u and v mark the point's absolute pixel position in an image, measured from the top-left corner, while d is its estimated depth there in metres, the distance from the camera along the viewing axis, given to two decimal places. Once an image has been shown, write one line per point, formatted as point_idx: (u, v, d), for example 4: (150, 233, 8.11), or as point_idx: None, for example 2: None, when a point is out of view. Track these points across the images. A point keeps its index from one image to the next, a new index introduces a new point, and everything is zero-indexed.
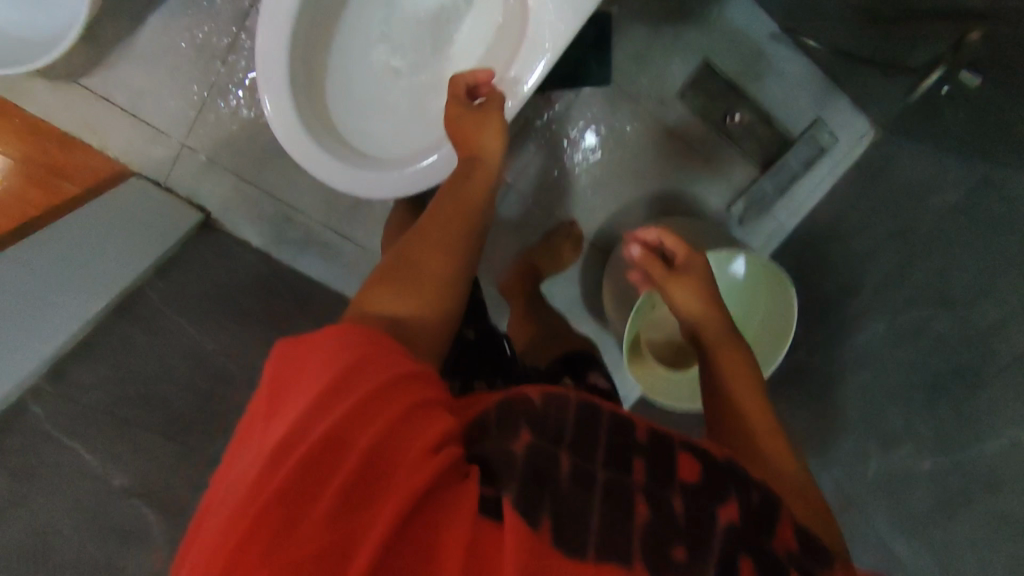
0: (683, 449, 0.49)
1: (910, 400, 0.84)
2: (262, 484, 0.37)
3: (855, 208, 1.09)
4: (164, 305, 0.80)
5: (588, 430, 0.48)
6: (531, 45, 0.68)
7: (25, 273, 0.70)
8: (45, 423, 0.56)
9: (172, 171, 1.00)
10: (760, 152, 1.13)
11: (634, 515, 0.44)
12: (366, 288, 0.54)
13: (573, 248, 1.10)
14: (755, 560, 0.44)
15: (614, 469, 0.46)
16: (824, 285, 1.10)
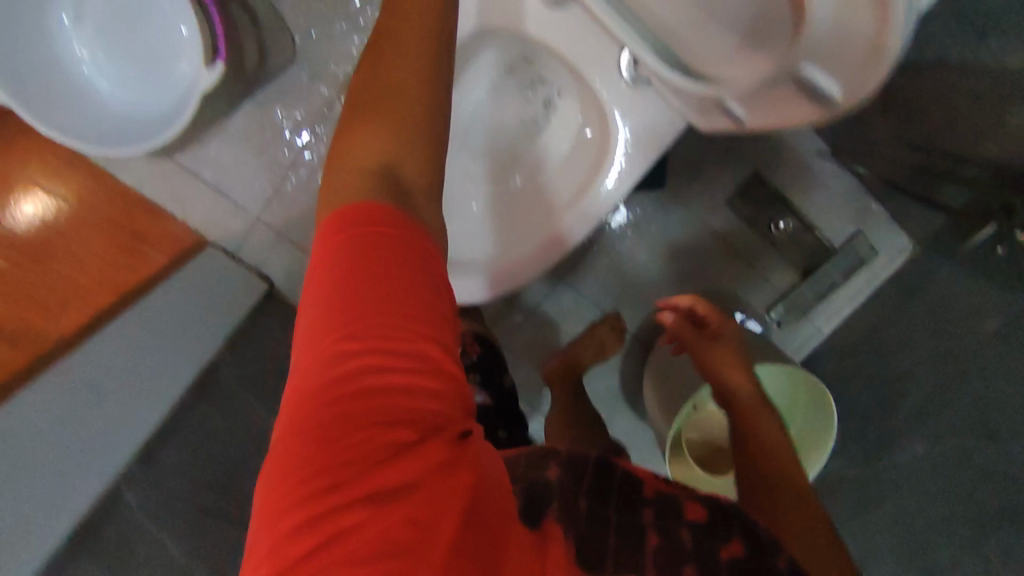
0: (691, 498, 0.51)
1: (955, 534, 0.86)
2: (324, 438, 0.36)
3: (888, 323, 1.11)
4: (237, 386, 0.87)
5: (602, 478, 0.52)
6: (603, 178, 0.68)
7: (113, 356, 0.75)
8: (137, 513, 0.63)
9: (244, 244, 1.05)
10: (802, 260, 1.15)
11: (642, 549, 0.46)
12: (351, 109, 0.45)
13: (616, 341, 1.12)
14: None
15: (625, 514, 0.49)
16: (864, 390, 1.11)
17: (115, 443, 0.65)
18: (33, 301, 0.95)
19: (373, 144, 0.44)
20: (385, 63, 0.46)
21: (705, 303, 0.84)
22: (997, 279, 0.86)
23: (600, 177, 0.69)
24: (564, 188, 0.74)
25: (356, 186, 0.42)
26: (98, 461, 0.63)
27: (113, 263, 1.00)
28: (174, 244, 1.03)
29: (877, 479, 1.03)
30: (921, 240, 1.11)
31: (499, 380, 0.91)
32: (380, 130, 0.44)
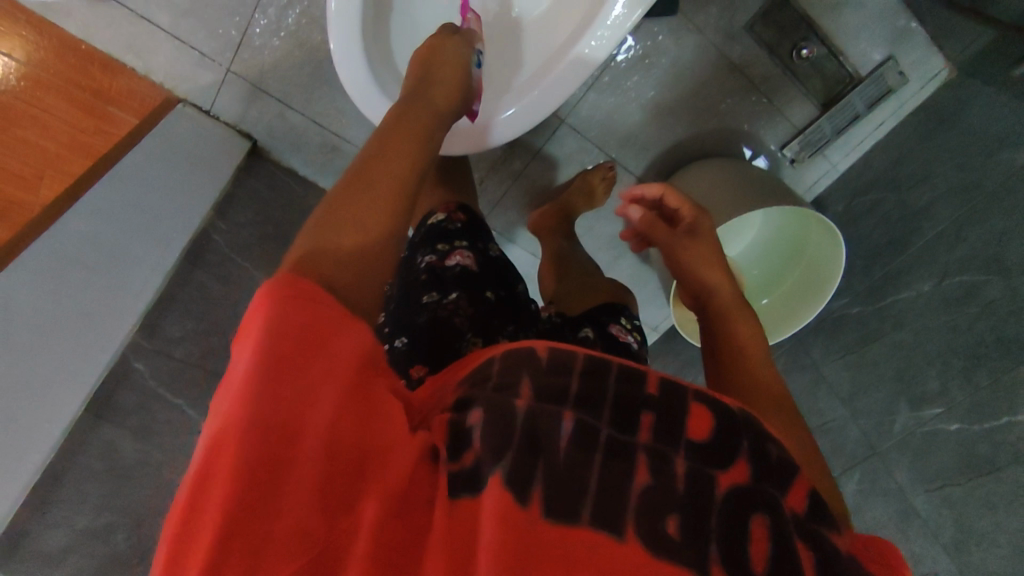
0: (697, 403, 0.51)
1: (947, 364, 0.91)
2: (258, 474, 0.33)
3: (909, 155, 1.06)
4: (232, 250, 0.85)
5: (591, 381, 0.50)
6: (597, 24, 0.64)
7: (108, 223, 0.70)
8: (149, 380, 0.66)
9: (217, 98, 0.99)
10: (823, 90, 1.06)
11: (635, 475, 0.46)
12: (333, 195, 0.45)
13: (607, 189, 1.07)
14: (749, 463, 0.48)
15: (618, 428, 0.48)
16: (876, 233, 1.08)
17: (119, 315, 0.66)
18: (14, 175, 0.80)
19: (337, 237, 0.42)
20: (358, 203, 0.44)
21: (674, 194, 0.77)
22: None
23: (599, 17, 0.64)
24: (567, 26, 0.71)
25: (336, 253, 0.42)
26: (96, 331, 0.63)
27: (82, 127, 0.90)
28: (144, 105, 0.95)
29: (880, 316, 1.03)
30: (960, 62, 0.99)
31: (481, 245, 0.86)
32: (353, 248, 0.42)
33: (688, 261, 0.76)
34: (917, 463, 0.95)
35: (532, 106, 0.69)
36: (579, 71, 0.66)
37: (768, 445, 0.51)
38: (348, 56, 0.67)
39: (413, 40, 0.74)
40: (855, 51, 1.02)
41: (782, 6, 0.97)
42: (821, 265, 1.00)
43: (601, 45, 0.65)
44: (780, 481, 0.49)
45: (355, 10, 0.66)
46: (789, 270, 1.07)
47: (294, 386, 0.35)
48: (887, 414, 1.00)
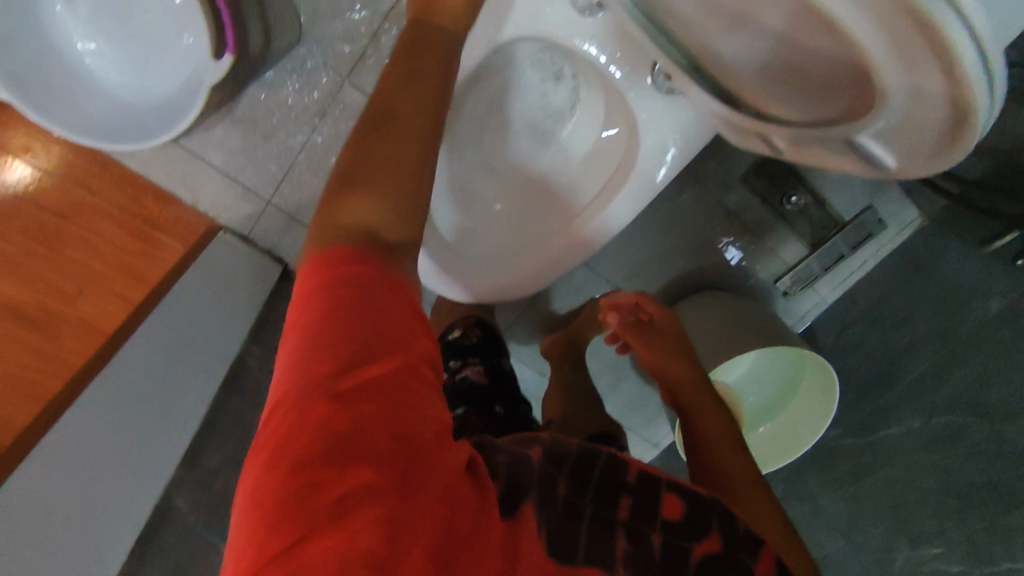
0: (670, 488, 0.55)
1: (943, 504, 0.95)
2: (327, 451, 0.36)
3: (894, 293, 1.14)
4: (264, 376, 0.89)
5: (583, 463, 0.55)
6: (613, 201, 0.73)
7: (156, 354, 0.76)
8: (186, 517, 0.69)
9: (255, 227, 1.06)
10: (811, 233, 1.15)
11: (616, 543, 0.51)
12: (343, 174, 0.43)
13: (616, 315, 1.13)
14: (721, 537, 0.53)
15: (602, 502, 0.53)
16: (864, 367, 1.15)
17: (157, 446, 0.70)
18: (56, 289, 0.93)
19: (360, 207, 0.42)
20: (372, 177, 0.42)
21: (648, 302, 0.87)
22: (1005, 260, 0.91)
23: (614, 197, 0.73)
24: (584, 190, 0.79)
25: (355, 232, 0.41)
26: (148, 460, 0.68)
27: (127, 251, 0.98)
28: (187, 233, 1.02)
29: (873, 449, 1.08)
30: (930, 215, 1.11)
31: (495, 360, 0.92)
32: (365, 210, 0.41)
33: (656, 357, 0.82)
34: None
35: (552, 261, 0.77)
36: (604, 228, 0.74)
37: (739, 522, 0.55)
38: None
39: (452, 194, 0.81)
40: (838, 201, 1.14)
41: (773, 160, 1.07)
42: (814, 400, 1.06)
43: (618, 219, 0.73)
44: (748, 551, 0.54)
45: None
46: (785, 402, 1.13)
47: (361, 371, 0.37)
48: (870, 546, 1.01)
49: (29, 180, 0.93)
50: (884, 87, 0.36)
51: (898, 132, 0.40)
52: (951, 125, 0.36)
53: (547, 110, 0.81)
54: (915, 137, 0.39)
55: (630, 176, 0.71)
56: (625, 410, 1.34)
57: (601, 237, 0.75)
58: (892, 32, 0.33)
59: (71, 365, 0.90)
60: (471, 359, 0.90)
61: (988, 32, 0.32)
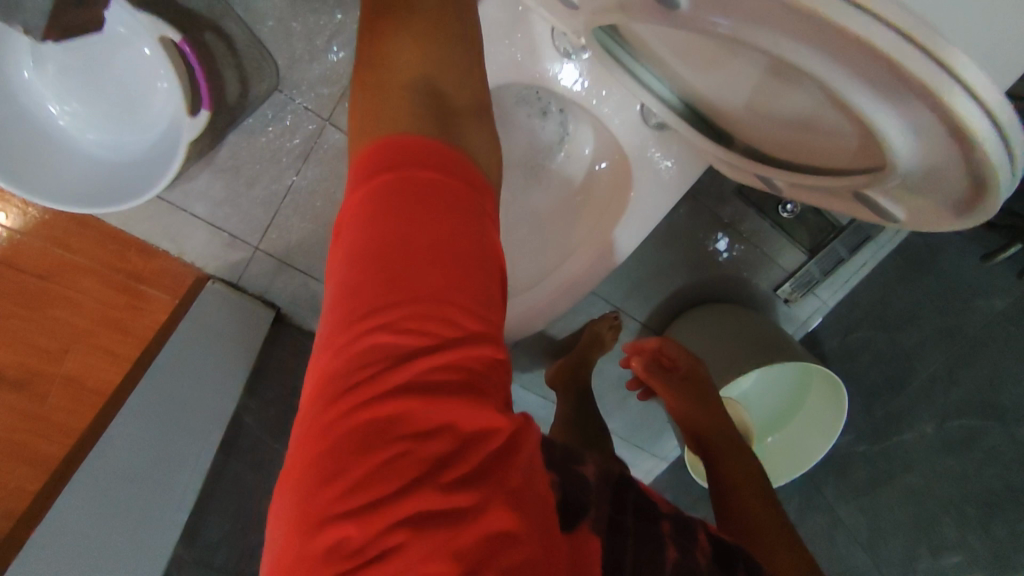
0: (719, 535, 0.52)
1: None
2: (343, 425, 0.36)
3: (895, 297, 1.12)
4: (263, 431, 0.87)
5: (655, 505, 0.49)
6: (616, 229, 0.70)
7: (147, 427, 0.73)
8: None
9: (244, 273, 1.04)
10: (808, 239, 1.15)
11: None
12: (376, 41, 0.43)
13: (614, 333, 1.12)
14: None
15: (678, 538, 0.47)
16: (873, 369, 1.13)
17: (158, 524, 0.67)
18: (40, 348, 0.96)
19: (405, 58, 0.42)
20: (406, 46, 0.42)
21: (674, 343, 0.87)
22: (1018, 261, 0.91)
23: (617, 225, 0.70)
24: (580, 220, 0.77)
25: (400, 108, 0.41)
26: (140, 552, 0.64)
27: (114, 305, 0.99)
28: (180, 284, 1.02)
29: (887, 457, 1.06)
30: None
31: None
32: (412, 59, 0.42)
33: (682, 403, 0.83)
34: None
35: (558, 295, 0.75)
36: (604, 262, 0.72)
37: None
38: None
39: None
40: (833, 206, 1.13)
41: None
42: (823, 413, 1.05)
43: (625, 248, 0.70)
44: None
45: None
46: (792, 414, 1.11)
47: (378, 308, 0.37)
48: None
49: (4, 240, 0.91)
50: (889, 145, 0.35)
51: (914, 190, 0.38)
52: (972, 183, 0.34)
53: (534, 142, 0.80)
54: (935, 196, 0.37)
55: (628, 211, 0.69)
56: (632, 427, 1.32)
57: (609, 266, 0.72)
58: (880, 89, 0.31)
59: (71, 431, 0.99)
60: None
61: (999, 93, 0.30)
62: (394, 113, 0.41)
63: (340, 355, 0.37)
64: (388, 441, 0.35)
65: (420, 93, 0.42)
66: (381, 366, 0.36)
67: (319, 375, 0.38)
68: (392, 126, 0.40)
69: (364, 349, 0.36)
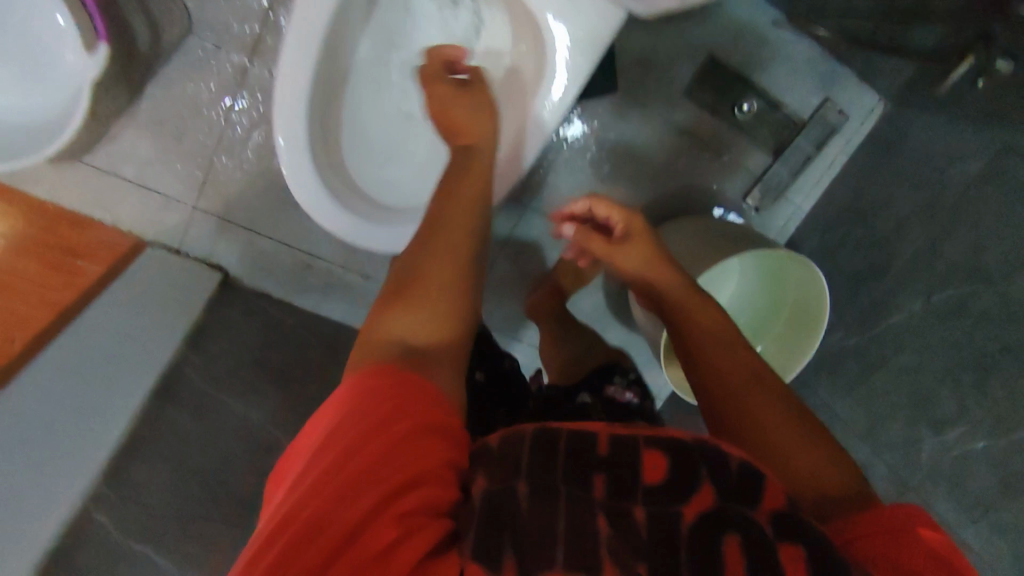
0: (649, 447, 0.48)
1: (958, 382, 0.82)
2: (302, 535, 0.40)
3: (870, 182, 1.08)
4: (206, 384, 0.81)
5: (543, 446, 0.48)
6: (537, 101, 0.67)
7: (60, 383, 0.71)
8: (111, 534, 0.61)
9: (186, 236, 1.00)
10: (771, 138, 1.11)
11: (598, 522, 0.44)
12: (381, 313, 0.52)
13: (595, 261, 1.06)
14: (714, 487, 0.46)
15: (574, 481, 0.47)
16: (854, 261, 1.07)
17: (70, 471, 0.62)
18: None
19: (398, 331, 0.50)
20: (418, 313, 0.51)
21: (603, 204, 0.74)
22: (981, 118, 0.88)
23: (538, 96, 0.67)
24: (507, 106, 0.72)
25: (405, 315, 0.51)
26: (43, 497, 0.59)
27: (49, 285, 0.86)
28: (109, 252, 0.92)
29: (879, 342, 0.96)
30: (889, 94, 1.07)
31: None
32: (416, 328, 0.50)
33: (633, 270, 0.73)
34: (949, 492, 0.79)
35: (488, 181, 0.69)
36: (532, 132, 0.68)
37: (730, 458, 0.47)
38: (297, 169, 0.66)
39: (366, 145, 0.76)
40: (793, 99, 1.09)
41: (716, 67, 1.04)
42: (807, 303, 1.00)
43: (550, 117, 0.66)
44: (745, 497, 0.45)
45: (300, 130, 0.65)
46: (780, 315, 1.07)
47: (351, 444, 0.42)
48: (886, 449, 0.88)
49: None
50: None
51: None
52: None
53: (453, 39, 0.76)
54: None
55: (543, 77, 0.67)
56: None
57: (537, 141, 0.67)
58: None
59: None
60: None
61: None
62: (399, 319, 0.50)
63: (295, 499, 0.42)
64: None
65: (401, 346, 0.49)
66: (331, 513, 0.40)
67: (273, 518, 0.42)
68: (398, 330, 0.50)
69: (342, 465, 0.42)
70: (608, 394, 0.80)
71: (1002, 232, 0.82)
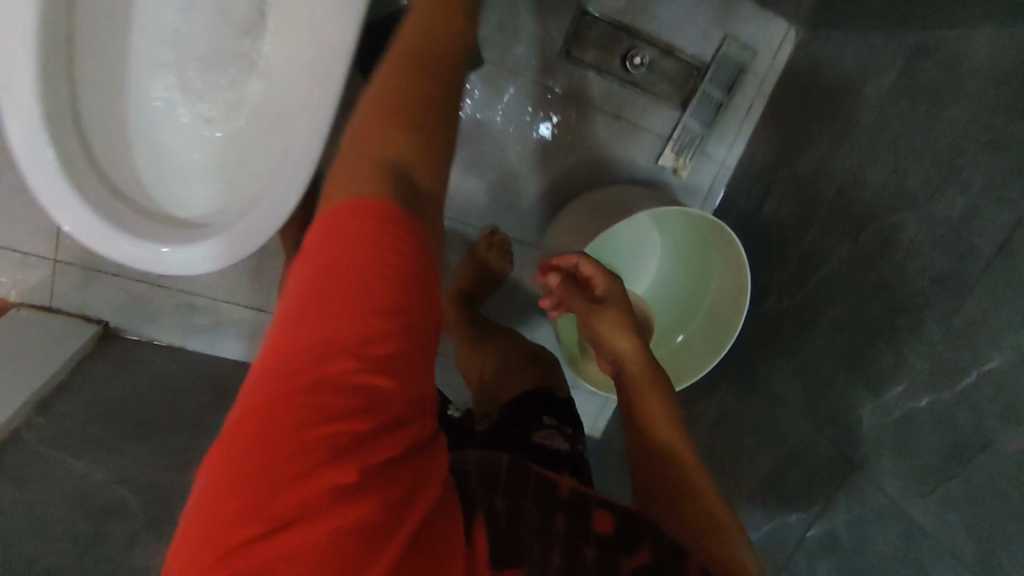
0: (600, 505, 0.53)
1: (893, 331, 0.69)
2: (293, 425, 0.34)
3: (793, 124, 0.94)
4: (44, 442, 0.74)
5: (514, 476, 0.51)
6: (320, 72, 0.58)
7: None
8: None
9: (54, 292, 0.96)
10: (674, 92, 0.99)
11: (556, 560, 0.47)
12: (365, 126, 0.44)
13: (502, 257, 0.97)
14: (646, 548, 0.51)
15: (540, 513, 0.49)
16: (778, 211, 0.93)
17: None
18: None
19: (389, 144, 0.44)
20: (413, 109, 0.45)
21: (593, 266, 0.75)
22: (888, 20, 0.76)
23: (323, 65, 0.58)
24: (300, 84, 0.62)
25: (390, 135, 0.44)
26: None
27: None
28: None
29: (809, 299, 0.82)
30: (797, 19, 0.94)
31: None
32: (403, 149, 0.44)
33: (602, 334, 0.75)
34: (894, 464, 0.66)
35: (294, 167, 0.59)
36: (328, 110, 0.58)
37: (663, 536, 0.53)
38: (62, 202, 0.57)
39: (161, 158, 0.66)
40: (689, 44, 0.95)
41: (592, 22, 0.91)
42: (729, 270, 0.87)
43: (341, 78, 0.58)
44: (676, 561, 0.51)
45: (51, 156, 0.55)
46: (706, 290, 0.93)
47: (348, 311, 0.37)
48: (825, 421, 0.75)
49: None
50: None
51: None
52: None
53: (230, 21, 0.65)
54: None
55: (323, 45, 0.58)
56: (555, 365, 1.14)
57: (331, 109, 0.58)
58: None
59: None
60: None
61: None
62: (393, 147, 0.44)
63: (314, 348, 0.36)
64: (361, 451, 0.36)
65: (399, 174, 0.42)
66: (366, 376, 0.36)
67: (272, 366, 0.36)
68: (375, 159, 0.43)
69: (340, 350, 0.36)
70: (537, 434, 0.65)
71: (924, 145, 0.69)
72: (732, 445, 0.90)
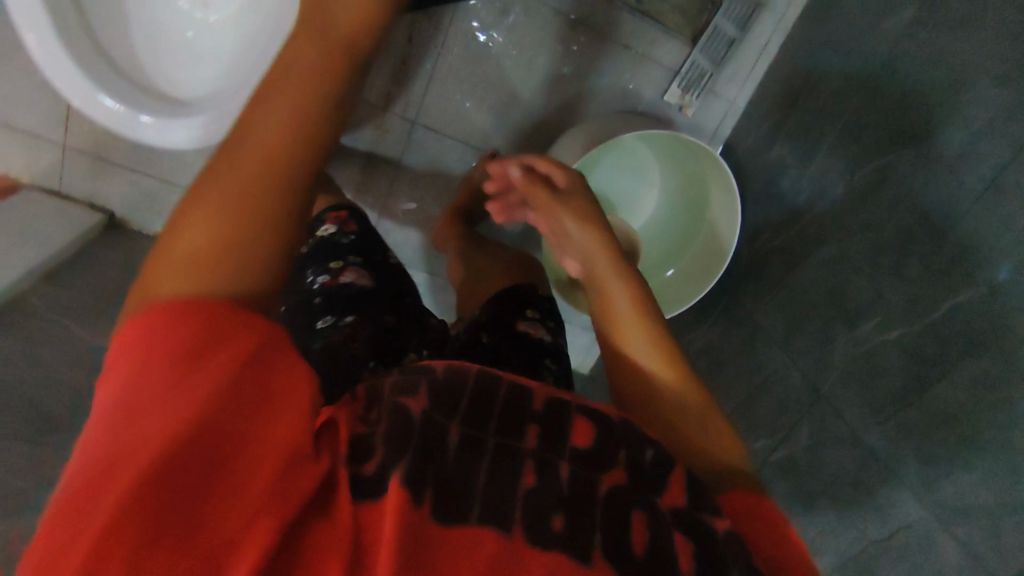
0: (580, 413, 0.46)
1: (877, 267, 0.68)
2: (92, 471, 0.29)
3: (807, 64, 0.91)
4: (50, 310, 0.75)
5: (483, 394, 0.44)
6: None
7: None
8: None
9: (64, 176, 0.95)
10: (687, 25, 0.97)
11: (520, 480, 0.39)
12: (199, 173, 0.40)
13: None
14: (624, 471, 0.43)
15: (502, 436, 0.42)
16: (781, 150, 0.92)
17: None
18: None
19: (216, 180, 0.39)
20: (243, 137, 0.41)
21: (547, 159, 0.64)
22: None
23: None
24: None
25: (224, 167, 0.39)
26: None
27: None
28: None
29: (801, 237, 0.81)
30: None
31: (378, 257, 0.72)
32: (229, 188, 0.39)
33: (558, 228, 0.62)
34: (858, 394, 0.67)
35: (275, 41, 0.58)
36: None
37: (646, 451, 0.45)
38: (55, 66, 0.59)
39: (155, 34, 0.67)
40: None
41: None
42: (727, 207, 0.86)
43: None
44: (653, 487, 0.43)
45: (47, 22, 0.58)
46: (699, 227, 0.94)
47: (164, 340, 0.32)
48: (800, 355, 0.76)
49: None
50: None
51: None
52: None
53: None
54: None
55: None
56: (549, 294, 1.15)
57: None
58: None
59: None
60: (352, 258, 0.69)
61: None
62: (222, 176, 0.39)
63: (134, 422, 0.30)
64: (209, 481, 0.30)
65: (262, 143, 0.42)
66: (194, 391, 0.31)
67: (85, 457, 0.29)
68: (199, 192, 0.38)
69: (148, 379, 0.31)
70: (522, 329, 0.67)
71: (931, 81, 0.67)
72: (709, 378, 0.91)
